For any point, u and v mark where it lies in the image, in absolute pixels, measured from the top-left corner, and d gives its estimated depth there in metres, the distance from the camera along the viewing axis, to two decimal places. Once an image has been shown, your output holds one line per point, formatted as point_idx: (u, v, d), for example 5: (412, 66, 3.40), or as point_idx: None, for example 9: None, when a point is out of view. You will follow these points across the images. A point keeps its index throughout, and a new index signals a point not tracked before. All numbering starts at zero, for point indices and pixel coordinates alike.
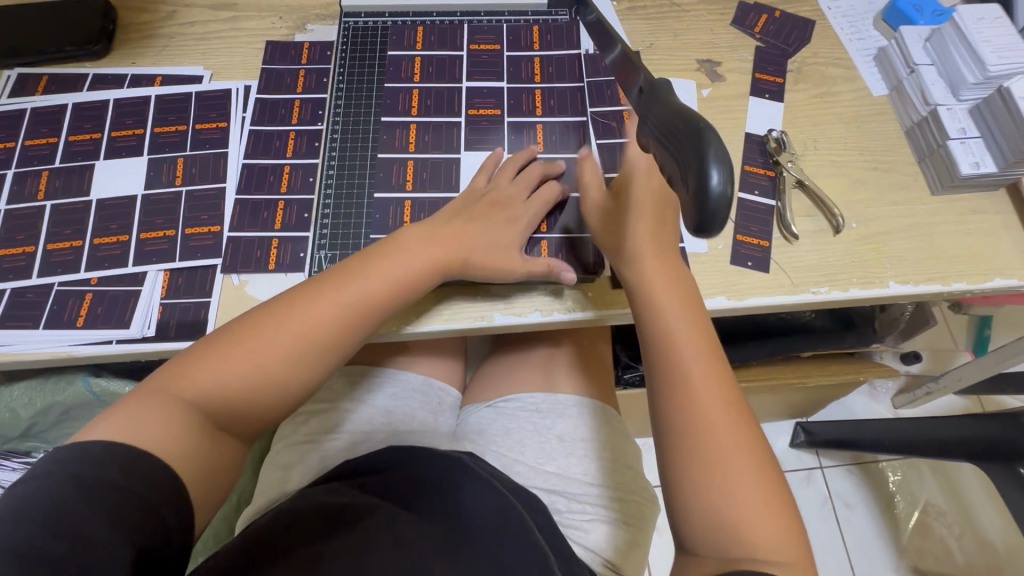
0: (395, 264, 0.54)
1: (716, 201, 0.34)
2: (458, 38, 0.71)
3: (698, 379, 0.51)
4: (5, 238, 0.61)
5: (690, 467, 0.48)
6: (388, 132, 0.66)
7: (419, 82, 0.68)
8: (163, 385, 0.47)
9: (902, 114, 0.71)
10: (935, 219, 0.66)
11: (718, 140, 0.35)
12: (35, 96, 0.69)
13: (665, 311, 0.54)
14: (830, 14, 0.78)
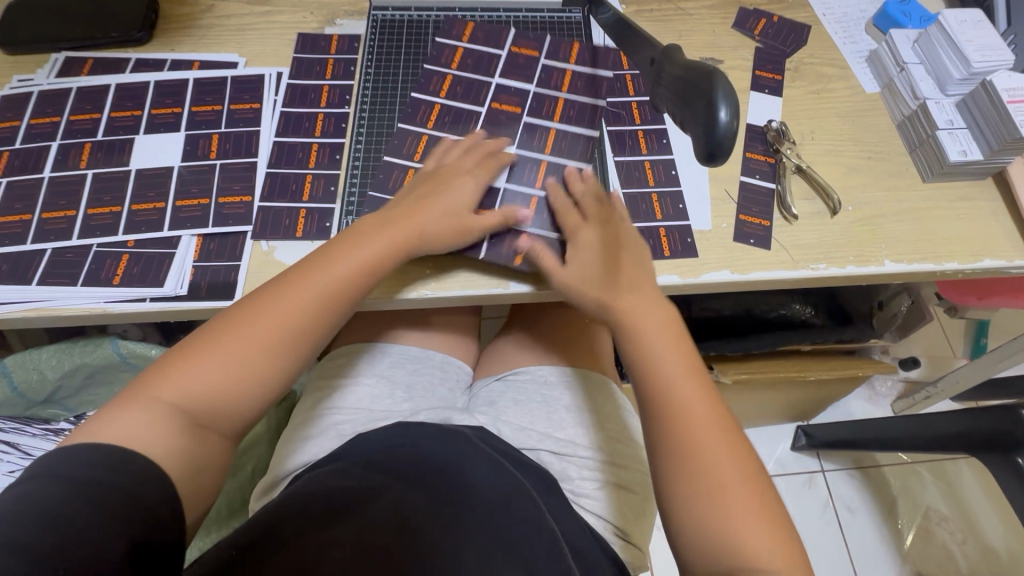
0: (365, 250, 0.56)
1: (724, 131, 0.48)
2: (502, 40, 0.74)
3: (690, 404, 0.53)
4: (48, 202, 0.65)
5: (682, 488, 0.50)
6: (413, 115, 0.69)
7: (452, 73, 0.72)
8: (144, 386, 0.47)
9: (893, 109, 0.75)
10: (927, 204, 0.69)
11: (724, 84, 0.47)
12: (81, 77, 0.74)
13: (647, 338, 0.57)
14: (825, 20, 0.84)
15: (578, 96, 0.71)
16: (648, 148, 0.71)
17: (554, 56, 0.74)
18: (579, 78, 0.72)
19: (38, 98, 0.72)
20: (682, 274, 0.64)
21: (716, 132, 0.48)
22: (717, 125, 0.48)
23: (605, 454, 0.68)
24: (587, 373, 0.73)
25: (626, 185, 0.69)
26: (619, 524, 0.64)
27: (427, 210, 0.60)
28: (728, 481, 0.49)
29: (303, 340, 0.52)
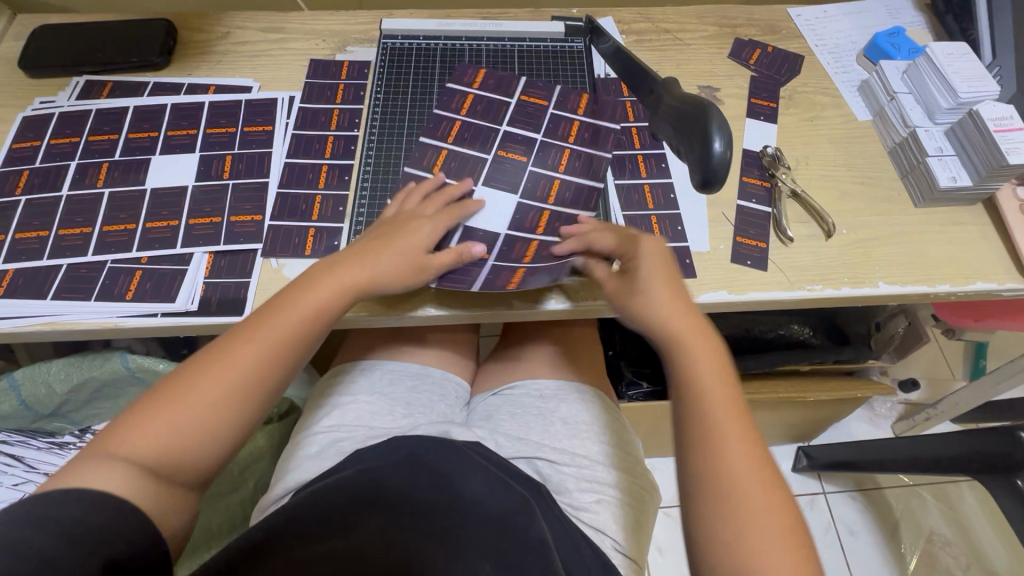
0: (314, 297, 0.56)
1: (718, 163, 0.49)
2: (513, 85, 0.75)
3: (713, 412, 0.50)
4: (65, 220, 0.67)
5: (718, 529, 0.45)
6: (423, 156, 0.69)
7: (462, 115, 0.72)
8: (104, 442, 0.47)
9: (884, 136, 0.78)
10: (919, 228, 0.71)
11: (720, 118, 0.49)
12: (100, 99, 0.77)
13: (694, 361, 0.53)
14: (818, 51, 0.87)
15: (588, 143, 0.71)
16: (648, 172, 0.73)
17: (563, 96, 0.74)
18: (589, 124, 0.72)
19: (59, 119, 0.75)
20: None
21: (712, 162, 0.49)
22: (712, 156, 0.49)
23: (603, 467, 0.68)
24: (582, 387, 0.75)
25: (626, 207, 0.71)
26: (620, 539, 0.64)
27: (377, 256, 0.59)
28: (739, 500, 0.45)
29: (247, 394, 0.51)
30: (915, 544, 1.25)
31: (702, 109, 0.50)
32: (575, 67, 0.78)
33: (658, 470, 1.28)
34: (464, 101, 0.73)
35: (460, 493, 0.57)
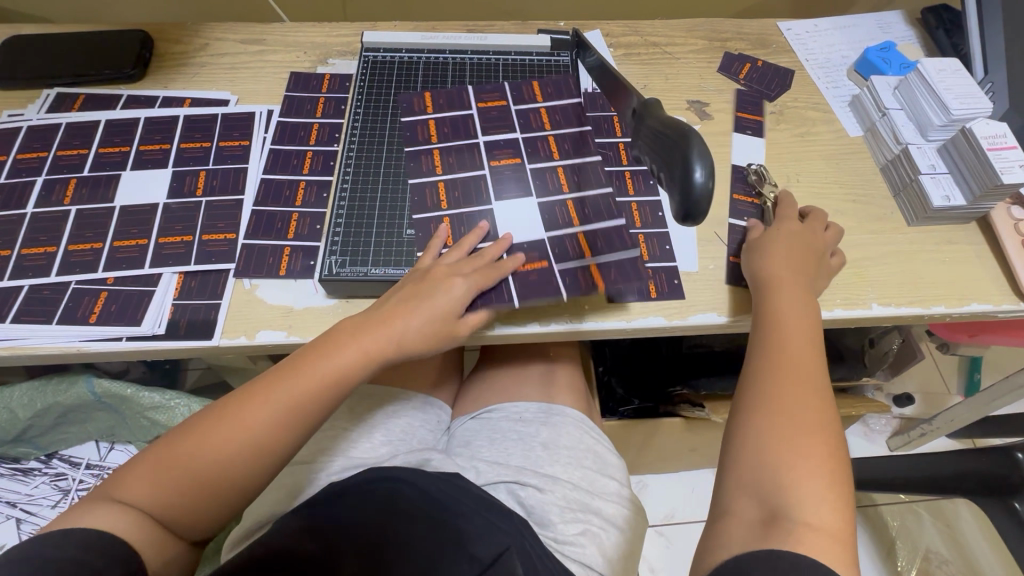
0: (335, 360, 0.54)
1: (699, 193, 0.47)
2: (467, 103, 0.71)
3: (793, 350, 0.53)
4: (29, 238, 0.64)
5: (762, 417, 0.49)
6: (417, 192, 0.65)
7: (433, 134, 0.69)
8: (123, 481, 0.48)
9: (877, 152, 0.77)
10: (912, 247, 0.70)
11: (699, 145, 0.47)
12: (71, 113, 0.74)
13: (784, 295, 0.57)
14: (808, 65, 0.86)
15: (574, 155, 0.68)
16: (635, 189, 0.71)
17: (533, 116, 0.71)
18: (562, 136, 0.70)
19: (26, 133, 0.72)
20: (669, 316, 0.64)
21: (692, 193, 0.47)
22: (691, 185, 0.47)
23: (587, 493, 0.65)
24: (566, 409, 0.73)
25: None
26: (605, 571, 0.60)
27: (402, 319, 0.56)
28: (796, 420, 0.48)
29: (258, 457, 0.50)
30: (913, 563, 1.23)
31: (683, 136, 0.48)
32: (520, 82, 0.74)
33: (650, 488, 1.25)
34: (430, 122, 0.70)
35: (441, 520, 0.55)
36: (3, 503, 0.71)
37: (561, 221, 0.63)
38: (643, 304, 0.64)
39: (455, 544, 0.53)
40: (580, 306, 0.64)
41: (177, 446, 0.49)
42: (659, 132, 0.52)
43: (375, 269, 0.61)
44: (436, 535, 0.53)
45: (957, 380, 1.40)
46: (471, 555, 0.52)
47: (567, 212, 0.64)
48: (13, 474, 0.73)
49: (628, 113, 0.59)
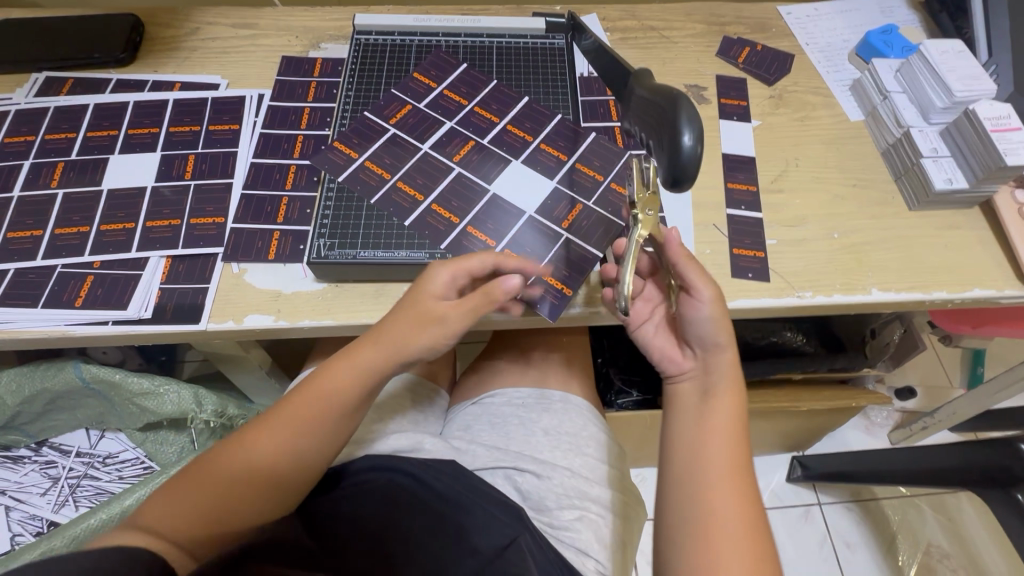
0: (344, 374, 0.53)
1: (686, 157, 0.43)
2: (363, 122, 0.68)
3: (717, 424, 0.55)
4: (15, 222, 0.64)
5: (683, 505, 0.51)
6: (385, 201, 0.63)
7: (353, 148, 0.66)
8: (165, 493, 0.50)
9: (878, 137, 0.75)
10: (914, 232, 0.68)
11: (688, 107, 0.44)
12: (59, 96, 0.73)
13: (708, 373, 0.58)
14: (808, 50, 0.84)
15: (517, 144, 0.68)
16: None
17: (456, 120, 0.69)
18: (474, 129, 0.69)
19: (14, 117, 0.71)
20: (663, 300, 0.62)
21: (679, 156, 0.43)
22: (678, 148, 0.43)
23: (587, 480, 0.64)
24: (565, 395, 0.72)
25: None
26: (603, 560, 0.59)
27: (410, 327, 0.53)
28: (712, 484, 0.51)
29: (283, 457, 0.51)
30: (914, 557, 1.22)
31: (671, 99, 0.46)
32: (402, 90, 0.71)
33: (648, 481, 1.24)
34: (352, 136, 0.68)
35: (441, 515, 0.54)
36: None
37: (556, 213, 0.64)
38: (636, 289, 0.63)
39: (455, 541, 0.52)
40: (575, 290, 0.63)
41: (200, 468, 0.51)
42: (649, 101, 0.49)
43: (364, 252, 0.60)
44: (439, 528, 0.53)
45: (960, 373, 1.39)
46: (473, 549, 0.52)
47: (567, 209, 0.64)
48: (4, 462, 0.73)
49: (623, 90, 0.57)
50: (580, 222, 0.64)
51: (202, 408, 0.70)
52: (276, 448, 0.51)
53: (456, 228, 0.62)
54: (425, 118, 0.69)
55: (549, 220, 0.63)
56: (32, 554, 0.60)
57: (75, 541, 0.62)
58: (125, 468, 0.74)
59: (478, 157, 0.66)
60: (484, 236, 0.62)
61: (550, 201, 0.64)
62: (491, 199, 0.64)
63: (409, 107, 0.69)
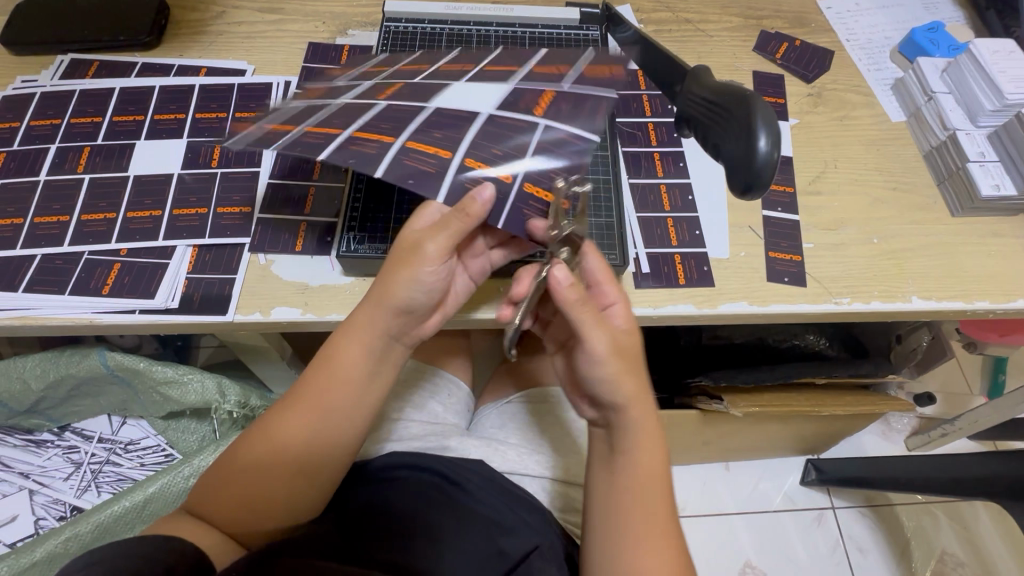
0: (318, 371, 0.51)
1: (763, 163, 0.45)
2: (262, 120, 0.55)
3: (639, 467, 0.50)
4: (41, 207, 0.63)
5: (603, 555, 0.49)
6: (346, 153, 0.47)
7: (272, 125, 0.51)
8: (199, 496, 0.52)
9: (920, 139, 0.73)
10: (956, 239, 0.66)
11: (768, 114, 0.45)
12: (85, 79, 0.72)
13: (628, 413, 0.49)
14: (849, 46, 0.81)
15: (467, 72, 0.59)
16: (664, 171, 0.69)
17: (367, 78, 0.59)
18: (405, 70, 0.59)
19: (40, 100, 0.70)
20: (697, 303, 0.61)
21: (756, 161, 0.44)
22: (756, 158, 0.44)
23: None
24: None
25: (641, 209, 0.66)
26: None
27: (398, 286, 0.48)
28: (637, 533, 0.48)
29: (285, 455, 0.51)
30: (927, 564, 1.20)
31: (743, 103, 0.46)
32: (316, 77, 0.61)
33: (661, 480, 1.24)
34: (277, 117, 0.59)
35: (470, 513, 0.55)
36: (17, 473, 0.71)
37: (521, 105, 0.54)
38: (669, 290, 0.62)
39: (481, 539, 0.53)
40: None
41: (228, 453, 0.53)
42: (711, 104, 0.49)
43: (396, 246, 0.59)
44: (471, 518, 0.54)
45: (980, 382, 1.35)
46: (502, 550, 0.52)
47: (536, 100, 0.55)
48: (28, 446, 0.73)
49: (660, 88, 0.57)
50: (554, 106, 0.54)
51: (225, 398, 0.70)
52: (289, 428, 0.51)
53: (450, 166, 0.48)
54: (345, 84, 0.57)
55: (516, 114, 0.53)
56: (59, 539, 0.61)
57: (99, 526, 0.63)
58: (147, 455, 0.74)
59: (429, 89, 0.56)
60: (493, 170, 0.49)
61: (510, 96, 0.55)
62: (484, 125, 0.52)
63: (326, 87, 0.58)
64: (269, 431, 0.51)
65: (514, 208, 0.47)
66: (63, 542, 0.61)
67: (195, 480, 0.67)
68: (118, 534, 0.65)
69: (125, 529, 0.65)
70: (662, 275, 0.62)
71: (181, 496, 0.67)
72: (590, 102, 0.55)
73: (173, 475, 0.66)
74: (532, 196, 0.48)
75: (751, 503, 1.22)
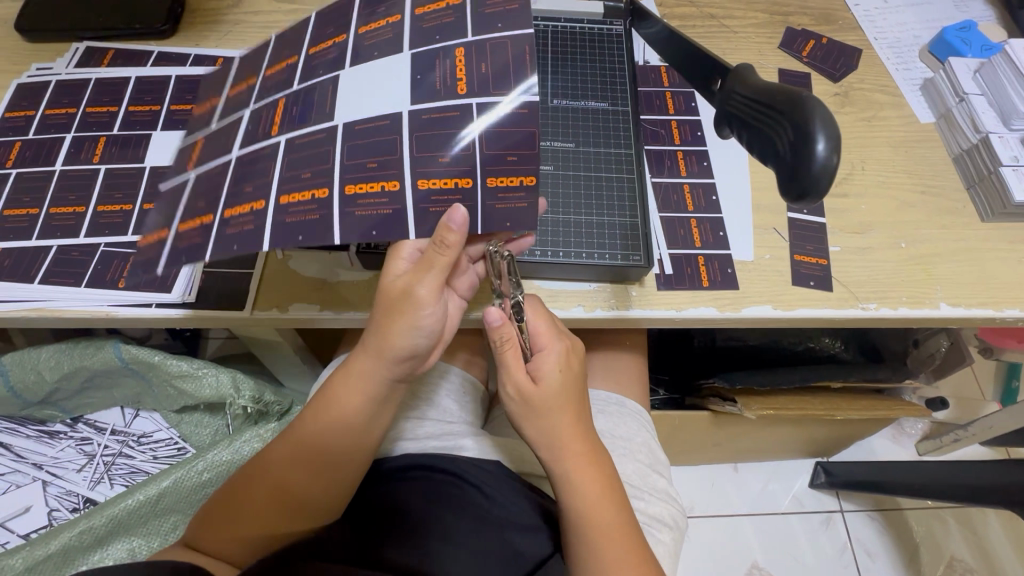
0: (320, 409, 0.53)
1: (820, 168, 0.40)
2: (177, 204, 0.54)
3: (580, 471, 0.51)
4: (57, 197, 0.62)
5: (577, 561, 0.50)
6: (294, 228, 0.48)
7: (199, 215, 0.51)
8: (199, 523, 0.52)
9: (950, 142, 0.71)
10: (986, 245, 0.65)
11: (827, 112, 0.40)
12: (101, 68, 0.71)
13: (550, 423, 0.51)
14: (877, 45, 0.80)
15: (379, 51, 0.54)
16: (688, 170, 0.68)
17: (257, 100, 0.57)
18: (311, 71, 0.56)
19: (55, 88, 0.69)
20: (720, 306, 0.60)
21: (811, 166, 0.40)
22: (811, 160, 0.40)
23: (638, 486, 0.64)
24: (622, 401, 0.71)
25: (664, 208, 0.65)
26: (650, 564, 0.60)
27: (394, 333, 0.49)
28: (611, 561, 0.49)
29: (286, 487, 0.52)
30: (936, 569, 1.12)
31: (795, 102, 0.42)
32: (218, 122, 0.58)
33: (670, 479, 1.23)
34: (185, 161, 0.57)
35: (487, 513, 0.54)
36: (30, 464, 0.71)
37: (440, 85, 0.52)
38: (693, 293, 0.61)
39: (498, 540, 0.52)
40: (627, 291, 0.60)
41: (235, 478, 0.54)
42: (756, 103, 0.45)
43: None
44: (488, 521, 0.53)
45: (994, 388, 1.33)
46: (517, 553, 0.52)
47: (453, 69, 0.52)
48: (43, 437, 0.73)
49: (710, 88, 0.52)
50: (474, 69, 0.51)
51: (239, 393, 0.70)
52: (288, 461, 0.52)
53: (403, 196, 0.49)
54: (245, 125, 0.56)
55: (440, 97, 0.51)
56: (73, 531, 0.61)
57: (113, 519, 0.63)
58: (159, 448, 0.74)
59: (316, 99, 0.54)
60: (450, 179, 0.49)
61: (424, 75, 0.52)
62: (415, 128, 0.50)
63: (202, 142, 0.58)
64: (269, 467, 0.53)
65: (486, 207, 0.49)
66: (77, 534, 0.61)
67: (209, 475, 0.67)
68: (132, 528, 0.65)
69: (138, 522, 0.65)
70: (681, 277, 0.61)
71: (195, 490, 0.67)
72: (508, 56, 0.52)
73: (187, 469, 0.66)
74: (501, 186, 0.50)
75: (757, 505, 1.16)
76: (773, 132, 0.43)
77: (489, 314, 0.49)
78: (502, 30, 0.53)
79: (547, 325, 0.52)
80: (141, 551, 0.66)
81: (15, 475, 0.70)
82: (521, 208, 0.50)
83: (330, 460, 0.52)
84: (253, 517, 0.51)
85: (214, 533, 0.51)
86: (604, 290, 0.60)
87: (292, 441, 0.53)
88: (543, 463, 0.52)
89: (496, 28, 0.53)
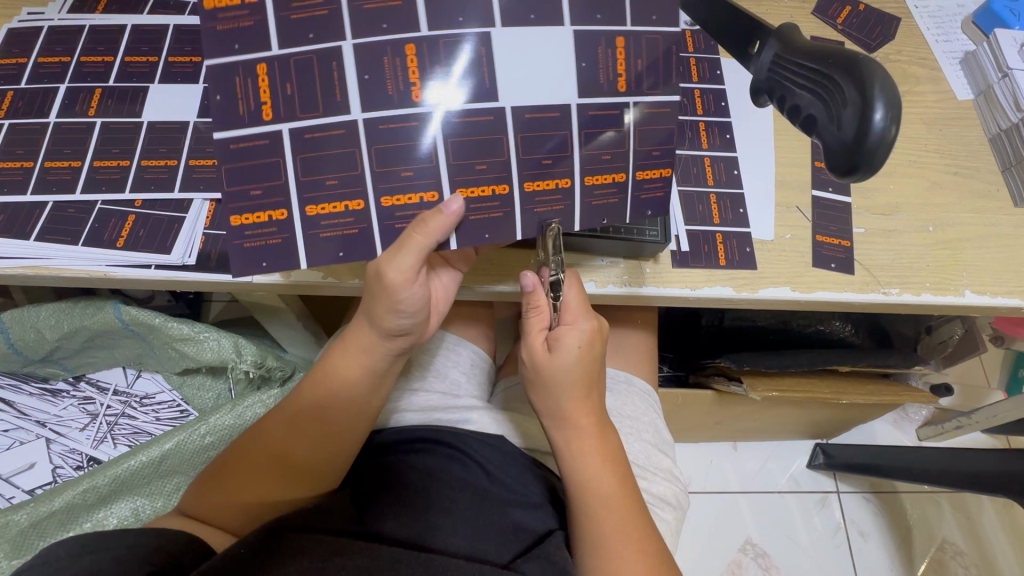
0: (320, 380, 0.52)
1: (877, 139, 0.37)
2: (286, 172, 0.44)
3: (587, 442, 0.51)
4: (52, 150, 0.60)
5: (583, 532, 0.50)
6: (481, 227, 0.48)
7: (343, 197, 0.45)
8: (193, 490, 0.52)
9: (988, 121, 0.68)
10: (1016, 231, 0.62)
11: (887, 82, 0.37)
12: (94, 15, 0.67)
13: (558, 393, 0.50)
14: (918, 13, 0.75)
15: (474, 17, 0.45)
16: (709, 143, 0.64)
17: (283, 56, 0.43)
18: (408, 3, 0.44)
19: (48, 34, 0.66)
20: (737, 286, 0.58)
21: (866, 139, 0.37)
22: (866, 131, 0.37)
23: (640, 464, 0.64)
24: (631, 378, 0.70)
25: (682, 181, 0.62)
26: None
27: (383, 318, 0.47)
28: (610, 536, 0.49)
29: (284, 456, 0.51)
30: (926, 551, 1.12)
31: (851, 65, 0.38)
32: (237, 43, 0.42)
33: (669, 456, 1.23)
34: (258, 96, 0.43)
35: (487, 491, 0.53)
36: (33, 422, 0.71)
37: (603, 79, 0.47)
38: (709, 272, 0.58)
39: (498, 515, 0.52)
40: (641, 267, 0.58)
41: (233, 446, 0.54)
42: (802, 68, 0.42)
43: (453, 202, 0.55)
44: (490, 499, 0.53)
45: (1000, 378, 1.30)
46: (516, 526, 0.52)
47: (614, 62, 0.47)
48: (44, 395, 0.73)
49: (748, 49, 0.47)
50: (631, 65, 0.47)
51: (241, 358, 0.70)
52: (287, 430, 0.52)
53: (573, 193, 0.49)
54: (359, 69, 0.44)
55: (603, 94, 0.47)
56: (77, 489, 0.62)
57: (115, 479, 0.63)
58: (161, 410, 0.74)
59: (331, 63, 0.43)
60: (551, 179, 0.48)
61: (587, 63, 0.47)
62: (519, 130, 0.46)
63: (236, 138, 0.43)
64: (269, 437, 0.52)
65: (635, 199, 0.50)
66: (80, 493, 0.62)
67: (210, 439, 0.67)
68: (135, 487, 0.65)
69: (141, 482, 0.65)
70: (695, 256, 0.59)
71: (196, 454, 0.67)
72: (663, 55, 0.47)
73: (188, 432, 0.66)
74: (597, 184, 0.49)
75: (755, 483, 1.16)
76: (823, 100, 0.40)
77: (524, 277, 0.48)
78: (657, 25, 0.47)
79: (578, 299, 0.50)
80: (145, 511, 0.66)
81: (19, 432, 0.70)
82: (615, 203, 0.50)
83: (327, 428, 0.51)
84: (252, 487, 0.50)
85: (212, 500, 0.50)
86: (617, 265, 0.58)
87: (299, 417, 0.52)
88: (549, 433, 0.52)
89: (650, 21, 0.47)
